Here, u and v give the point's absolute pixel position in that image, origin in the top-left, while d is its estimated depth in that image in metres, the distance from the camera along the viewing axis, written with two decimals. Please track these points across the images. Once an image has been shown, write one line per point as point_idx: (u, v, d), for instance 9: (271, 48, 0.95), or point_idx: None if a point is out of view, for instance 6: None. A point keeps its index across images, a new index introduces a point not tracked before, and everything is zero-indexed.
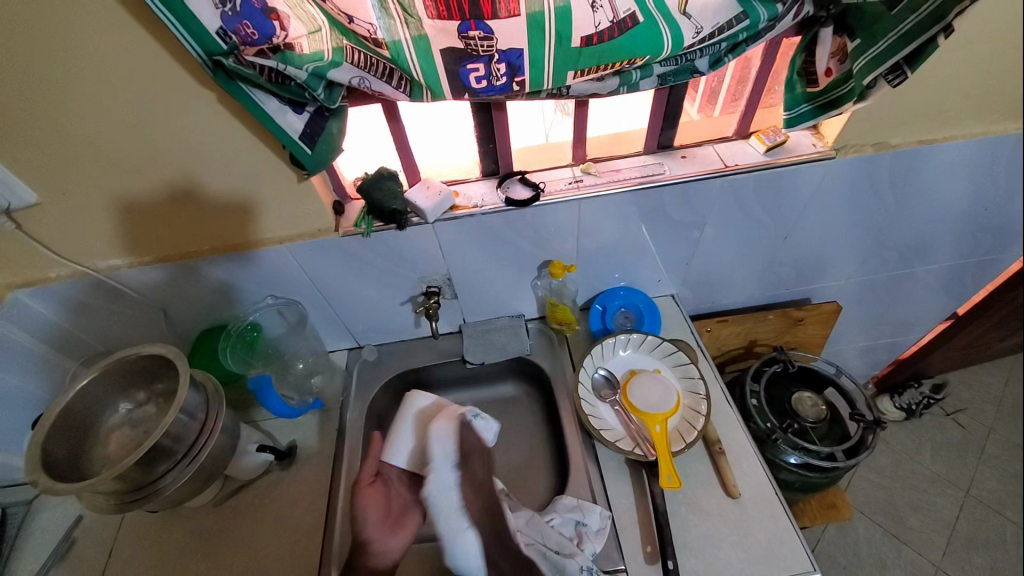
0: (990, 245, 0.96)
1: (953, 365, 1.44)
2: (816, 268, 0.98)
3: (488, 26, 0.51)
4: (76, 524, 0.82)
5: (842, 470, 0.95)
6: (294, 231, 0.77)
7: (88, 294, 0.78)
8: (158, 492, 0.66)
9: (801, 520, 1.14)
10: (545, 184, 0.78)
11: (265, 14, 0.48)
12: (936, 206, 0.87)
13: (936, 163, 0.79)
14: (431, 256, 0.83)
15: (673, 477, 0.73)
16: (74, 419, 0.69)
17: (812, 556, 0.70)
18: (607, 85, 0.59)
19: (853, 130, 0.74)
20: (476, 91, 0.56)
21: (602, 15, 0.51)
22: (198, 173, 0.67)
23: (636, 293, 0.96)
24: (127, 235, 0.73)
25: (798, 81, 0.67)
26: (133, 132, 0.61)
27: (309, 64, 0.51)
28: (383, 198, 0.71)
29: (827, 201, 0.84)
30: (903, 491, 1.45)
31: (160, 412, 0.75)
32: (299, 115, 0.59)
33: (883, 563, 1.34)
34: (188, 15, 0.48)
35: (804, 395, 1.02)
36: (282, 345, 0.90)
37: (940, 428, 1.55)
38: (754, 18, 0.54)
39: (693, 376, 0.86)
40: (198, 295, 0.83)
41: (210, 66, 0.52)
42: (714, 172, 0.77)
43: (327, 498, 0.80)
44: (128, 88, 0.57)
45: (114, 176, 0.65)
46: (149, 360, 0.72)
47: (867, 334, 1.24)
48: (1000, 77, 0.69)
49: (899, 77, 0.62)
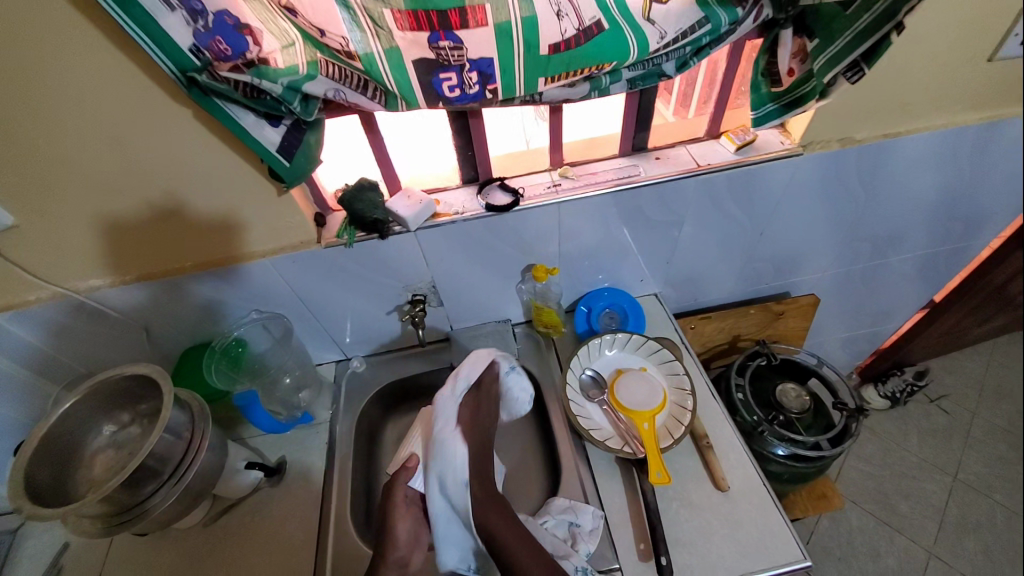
0: (960, 232, 0.99)
1: (934, 351, 1.48)
2: (793, 261, 1.01)
3: (458, 37, 0.52)
4: (62, 552, 0.80)
5: (828, 459, 0.97)
6: (277, 244, 0.77)
7: (69, 316, 0.77)
8: (144, 514, 0.65)
9: (792, 512, 1.15)
10: (524, 190, 0.79)
11: (237, 30, 0.49)
12: (905, 196, 0.90)
13: (901, 155, 0.82)
14: (415, 264, 0.83)
15: (663, 472, 0.74)
16: (57, 442, 0.67)
17: (802, 545, 0.71)
18: (578, 90, 0.61)
19: (818, 127, 0.77)
20: (450, 100, 0.58)
21: (568, 23, 0.53)
22: (177, 190, 0.67)
23: (620, 293, 0.97)
24: (108, 254, 0.72)
25: (763, 82, 0.70)
26: (110, 152, 0.61)
27: (283, 78, 0.52)
28: (363, 209, 0.73)
29: (799, 195, 0.86)
30: (893, 479, 1.47)
31: (144, 433, 0.74)
32: (276, 128, 0.59)
33: (877, 552, 1.35)
34: (160, 34, 0.48)
35: (788, 387, 1.04)
36: (268, 360, 0.89)
37: (925, 415, 1.58)
38: (716, 22, 0.56)
39: (678, 372, 0.87)
40: (182, 313, 0.83)
41: (184, 83, 0.53)
42: (688, 172, 0.79)
43: (319, 512, 0.79)
44: (103, 107, 0.57)
45: (93, 195, 0.65)
46: (133, 381, 0.71)
47: (848, 325, 1.27)
48: (955, 70, 0.72)
49: (858, 74, 0.63)
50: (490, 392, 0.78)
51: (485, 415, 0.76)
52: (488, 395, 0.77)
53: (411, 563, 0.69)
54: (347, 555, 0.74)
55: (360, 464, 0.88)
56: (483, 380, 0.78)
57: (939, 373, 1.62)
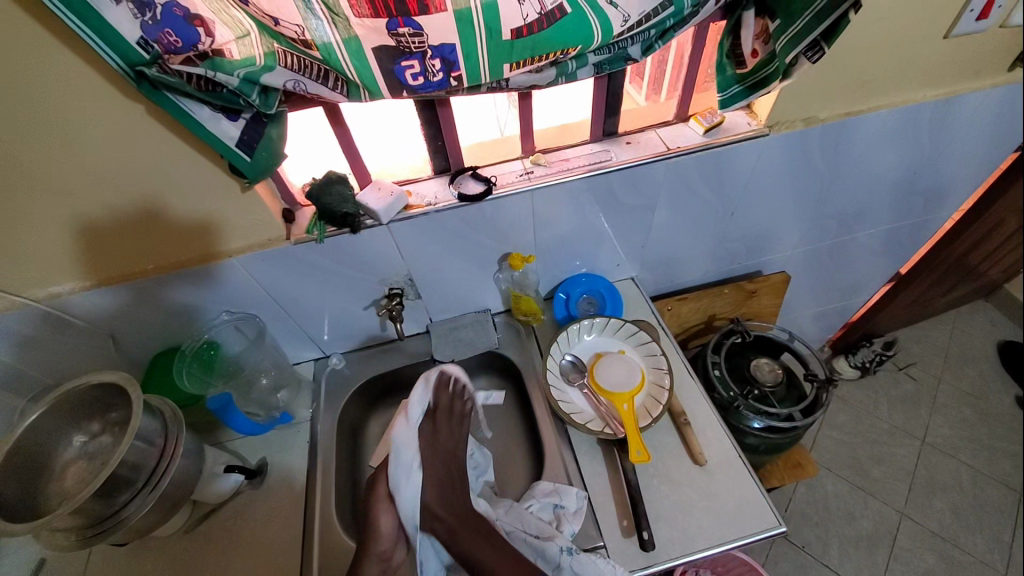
0: (922, 205, 1.03)
1: (901, 322, 1.55)
2: (764, 240, 1.03)
3: (417, 23, 0.50)
4: (39, 568, 0.77)
5: (801, 428, 1.01)
6: (245, 242, 0.75)
7: (31, 328, 0.74)
8: (121, 523, 0.63)
9: (771, 481, 1.19)
10: (497, 178, 0.79)
11: (188, 21, 0.47)
12: (868, 172, 0.92)
13: (862, 133, 0.84)
14: (389, 258, 0.82)
15: (643, 451, 0.76)
16: (21, 456, 0.65)
17: (777, 512, 0.74)
18: (545, 76, 0.61)
19: (783, 107, 0.78)
20: (414, 87, 0.57)
21: (530, 7, 0.52)
22: (137, 190, 0.65)
23: (597, 278, 0.98)
24: (66, 260, 0.69)
25: (728, 64, 0.70)
26: (60, 152, 0.58)
27: (239, 69, 0.51)
28: (334, 202, 0.71)
29: (767, 175, 0.88)
30: (865, 445, 1.54)
31: (116, 441, 0.71)
32: (233, 122, 0.57)
33: (852, 514, 1.42)
34: (103, 25, 0.46)
35: (761, 362, 1.07)
36: (245, 361, 0.86)
37: (894, 383, 1.65)
38: (679, 4, 0.56)
39: (656, 353, 0.89)
40: (151, 318, 0.80)
41: (132, 78, 0.50)
42: (658, 156, 0.79)
43: (304, 510, 0.79)
44: (48, 107, 0.54)
45: (43, 201, 0.62)
46: (100, 389, 0.69)
47: (818, 300, 1.31)
48: (912, 48, 0.74)
49: (820, 54, 0.64)
50: (445, 415, 0.79)
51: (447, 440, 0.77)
52: (449, 417, 0.79)
53: (395, 557, 0.69)
54: (335, 550, 0.75)
55: (344, 462, 0.87)
56: (439, 405, 0.80)
57: (907, 342, 1.69)
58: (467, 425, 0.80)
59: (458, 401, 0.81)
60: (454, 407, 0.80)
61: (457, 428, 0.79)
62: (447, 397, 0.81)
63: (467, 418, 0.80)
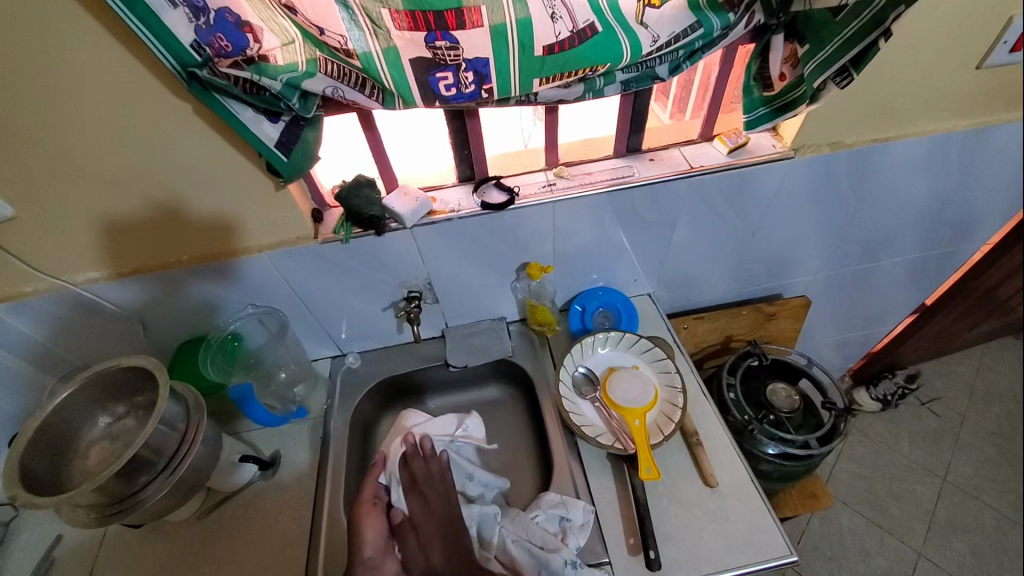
0: (951, 236, 1.01)
1: (925, 355, 1.51)
2: (785, 264, 1.02)
3: (454, 37, 0.53)
4: (55, 544, 0.80)
5: (817, 457, 0.98)
6: (274, 238, 0.78)
7: (67, 309, 0.78)
8: (138, 504, 0.65)
9: (782, 510, 1.16)
10: (520, 188, 0.80)
11: (238, 27, 0.50)
12: (895, 201, 0.91)
13: (891, 159, 0.84)
14: (410, 261, 0.84)
15: (652, 468, 0.75)
16: (51, 433, 0.68)
17: (788, 541, 0.72)
18: (573, 91, 0.62)
19: (809, 130, 0.78)
20: (447, 98, 0.59)
21: (562, 25, 0.54)
22: (178, 184, 0.68)
23: (614, 292, 0.99)
24: (105, 247, 0.73)
25: (755, 86, 0.71)
26: (110, 144, 0.62)
27: (283, 74, 0.53)
28: (361, 205, 0.73)
29: (791, 198, 0.87)
30: (883, 480, 1.49)
31: (139, 424, 0.74)
32: (274, 124, 0.60)
33: (867, 551, 1.37)
34: (162, 28, 0.49)
35: (778, 387, 1.06)
36: (265, 357, 0.88)
37: (916, 417, 1.60)
38: (709, 26, 0.57)
39: (670, 370, 0.88)
40: (178, 308, 0.84)
41: (184, 77, 0.53)
42: (682, 173, 0.80)
43: (313, 505, 0.80)
44: (101, 100, 0.58)
45: (92, 191, 0.66)
46: (128, 373, 0.71)
47: (839, 327, 1.29)
48: (943, 78, 0.74)
49: (847, 79, 0.65)
50: (429, 481, 0.79)
51: (436, 502, 0.76)
52: (430, 481, 0.79)
53: None
54: (340, 549, 0.75)
55: (352, 459, 0.88)
56: (418, 473, 0.80)
57: (930, 376, 1.65)
58: (449, 480, 0.79)
59: (446, 471, 0.80)
60: (431, 467, 0.80)
61: (443, 491, 0.78)
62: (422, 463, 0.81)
63: (444, 474, 0.79)
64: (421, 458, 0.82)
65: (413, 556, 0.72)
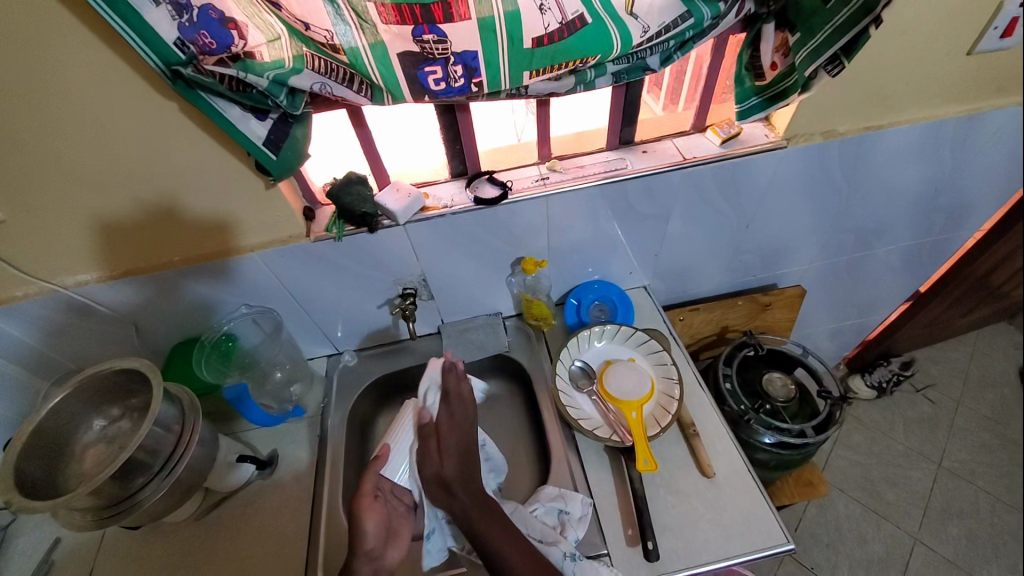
0: (945, 222, 1.01)
1: (920, 342, 1.52)
2: (779, 253, 1.02)
3: (442, 30, 0.53)
4: (54, 547, 0.80)
5: (813, 446, 0.99)
6: (266, 237, 0.77)
7: (58, 312, 0.77)
8: (136, 506, 0.65)
9: (780, 498, 1.17)
10: (513, 183, 0.80)
11: (223, 24, 0.49)
12: (888, 189, 0.91)
13: (884, 147, 0.83)
14: (404, 258, 0.84)
15: (649, 460, 0.75)
16: (46, 437, 0.67)
17: (784, 529, 0.73)
18: (563, 84, 0.62)
19: (801, 120, 0.78)
20: (436, 92, 0.58)
21: (551, 17, 0.53)
22: (167, 184, 0.67)
23: (609, 285, 0.99)
24: (93, 249, 0.72)
25: (747, 76, 0.71)
26: (96, 146, 0.61)
27: (269, 71, 0.53)
28: (353, 202, 0.73)
29: (784, 187, 0.87)
30: (879, 467, 1.50)
31: (134, 427, 0.74)
32: (262, 121, 0.59)
33: (863, 537, 1.38)
34: (144, 26, 0.48)
35: (773, 376, 1.06)
36: (259, 354, 0.89)
37: (911, 404, 1.62)
38: (699, 16, 0.57)
39: (666, 362, 0.89)
40: (171, 309, 0.83)
41: (168, 76, 0.52)
42: (675, 165, 0.80)
43: (312, 503, 0.80)
44: (84, 100, 0.57)
45: (78, 192, 0.65)
46: (122, 375, 0.71)
47: (835, 316, 1.29)
48: (935, 64, 0.73)
49: (838, 68, 0.64)
50: (461, 402, 0.80)
51: (463, 419, 0.78)
52: (460, 400, 0.80)
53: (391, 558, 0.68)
54: (340, 547, 0.75)
55: (351, 457, 0.88)
56: (450, 389, 0.80)
57: (925, 363, 1.66)
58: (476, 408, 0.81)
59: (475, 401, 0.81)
60: (462, 389, 0.81)
61: (468, 412, 0.80)
62: (455, 380, 0.81)
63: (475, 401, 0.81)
64: (458, 377, 0.82)
65: (430, 459, 0.73)
